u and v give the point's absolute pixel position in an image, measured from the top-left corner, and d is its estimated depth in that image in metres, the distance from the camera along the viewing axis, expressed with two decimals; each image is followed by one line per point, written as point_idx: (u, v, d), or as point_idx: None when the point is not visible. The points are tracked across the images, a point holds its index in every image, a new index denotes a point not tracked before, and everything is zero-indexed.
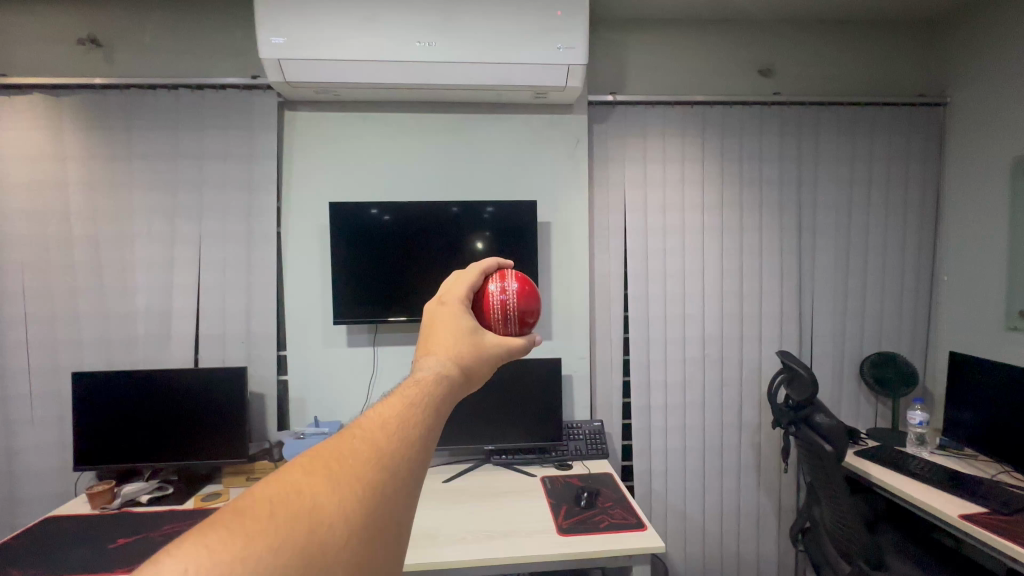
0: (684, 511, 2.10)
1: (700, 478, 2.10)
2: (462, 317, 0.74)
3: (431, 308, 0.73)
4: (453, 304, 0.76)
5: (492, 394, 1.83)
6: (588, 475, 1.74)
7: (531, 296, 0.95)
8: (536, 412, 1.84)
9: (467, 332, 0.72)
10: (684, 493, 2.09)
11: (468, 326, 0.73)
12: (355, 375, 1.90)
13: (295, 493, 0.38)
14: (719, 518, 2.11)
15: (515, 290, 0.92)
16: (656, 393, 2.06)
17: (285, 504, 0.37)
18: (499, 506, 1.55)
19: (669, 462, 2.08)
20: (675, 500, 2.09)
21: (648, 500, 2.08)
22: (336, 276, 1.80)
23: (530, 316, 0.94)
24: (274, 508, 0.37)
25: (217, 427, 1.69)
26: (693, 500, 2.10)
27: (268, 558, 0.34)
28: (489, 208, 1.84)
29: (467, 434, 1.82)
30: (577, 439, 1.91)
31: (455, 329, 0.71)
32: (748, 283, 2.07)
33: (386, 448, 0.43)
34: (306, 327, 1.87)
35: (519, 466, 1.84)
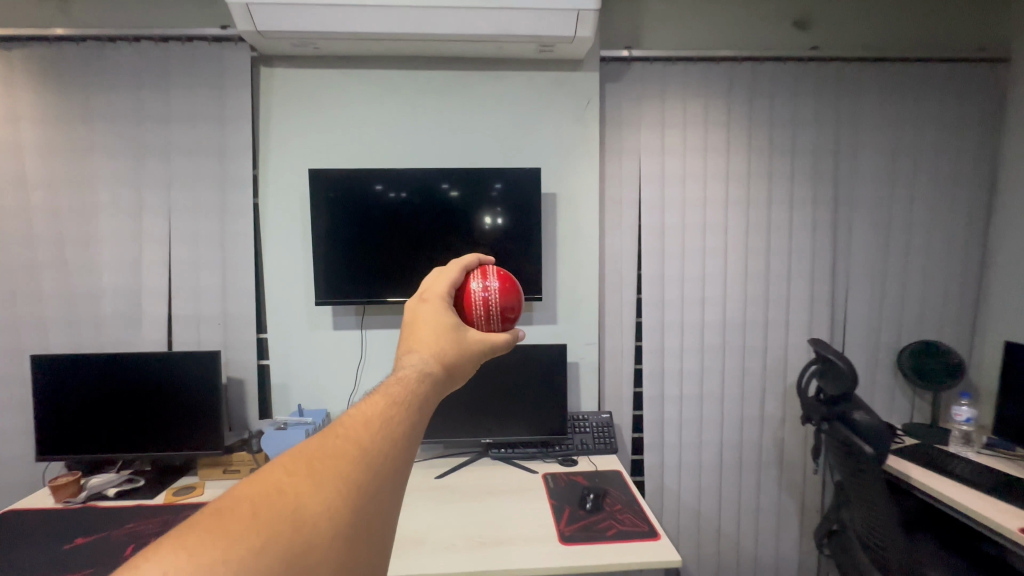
0: (698, 508, 1.94)
1: (716, 474, 1.94)
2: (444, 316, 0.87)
3: (414, 307, 0.86)
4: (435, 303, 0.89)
5: (489, 382, 1.67)
6: (595, 472, 1.59)
7: (511, 294, 1.11)
8: (538, 403, 1.68)
9: (448, 329, 0.86)
10: (698, 490, 1.94)
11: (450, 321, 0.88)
12: (342, 360, 1.76)
13: (276, 495, 0.39)
14: (735, 517, 1.95)
15: (495, 289, 1.06)
16: (670, 383, 1.89)
17: (266, 506, 0.38)
18: (495, 508, 1.39)
19: (683, 456, 1.92)
20: (689, 498, 1.94)
21: (659, 496, 1.93)
22: (320, 253, 1.64)
23: (508, 308, 1.10)
24: (256, 511, 0.38)
25: (190, 416, 1.56)
26: (708, 497, 1.94)
27: (248, 563, 0.35)
28: (498, 184, 1.64)
29: (463, 426, 1.67)
30: (583, 431, 1.76)
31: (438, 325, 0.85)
32: (775, 263, 1.87)
33: (372, 442, 0.44)
34: (288, 308, 1.72)
35: (519, 461, 1.68)
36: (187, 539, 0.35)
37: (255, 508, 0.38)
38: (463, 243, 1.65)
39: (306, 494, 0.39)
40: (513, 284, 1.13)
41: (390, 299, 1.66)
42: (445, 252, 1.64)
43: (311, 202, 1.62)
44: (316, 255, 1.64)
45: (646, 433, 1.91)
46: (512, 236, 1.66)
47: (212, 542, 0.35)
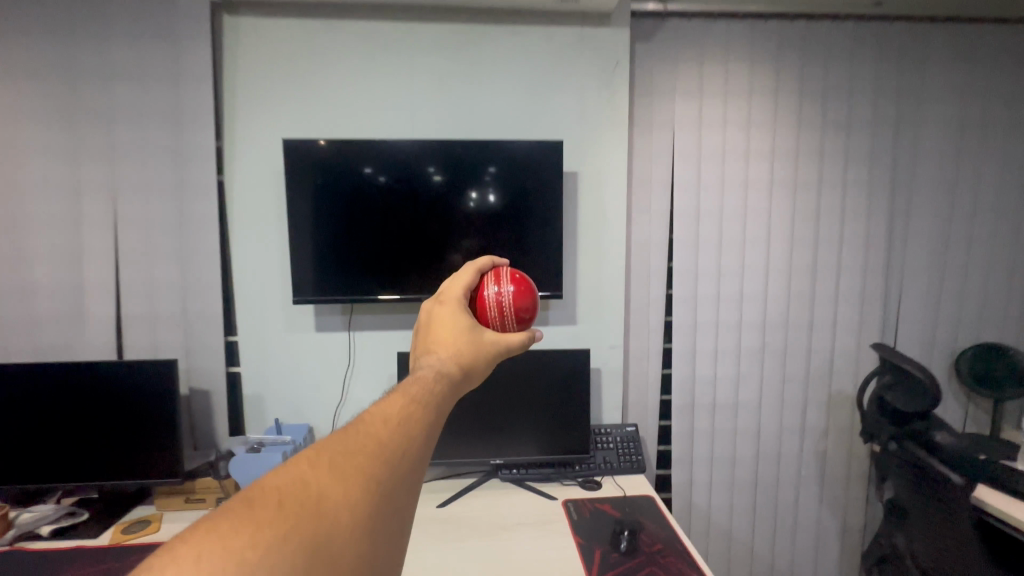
0: (730, 530, 1.73)
1: (750, 492, 1.73)
2: (459, 319, 0.82)
3: (435, 309, 0.85)
4: (449, 306, 0.84)
5: (499, 394, 1.44)
6: (624, 500, 1.37)
7: (526, 292, 0.99)
8: (557, 417, 1.45)
9: (462, 332, 0.81)
10: (730, 510, 1.73)
11: (466, 325, 0.83)
12: (327, 367, 1.51)
13: (302, 488, 0.43)
14: (771, 539, 1.75)
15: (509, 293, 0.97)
16: (702, 390, 1.67)
17: (292, 498, 0.42)
18: (511, 550, 1.16)
19: (714, 472, 1.71)
20: (720, 518, 1.73)
21: (687, 517, 1.72)
22: (298, 242, 1.38)
23: (525, 314, 0.99)
24: (285, 500, 0.42)
25: (142, 437, 1.30)
26: (741, 517, 1.73)
27: (276, 546, 0.38)
28: (490, 169, 1.40)
29: (469, 444, 1.44)
30: (606, 448, 1.53)
31: (452, 330, 0.81)
32: (823, 255, 1.64)
33: (390, 442, 0.48)
34: (262, 306, 1.46)
35: (533, 483, 1.46)
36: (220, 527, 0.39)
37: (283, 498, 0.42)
38: (470, 231, 1.40)
39: (328, 487, 0.43)
40: (529, 284, 1.02)
41: (383, 297, 1.40)
42: (448, 241, 1.40)
43: (286, 180, 1.35)
44: (294, 244, 1.38)
45: (673, 447, 1.69)
46: (527, 222, 1.42)
47: (246, 529, 0.39)
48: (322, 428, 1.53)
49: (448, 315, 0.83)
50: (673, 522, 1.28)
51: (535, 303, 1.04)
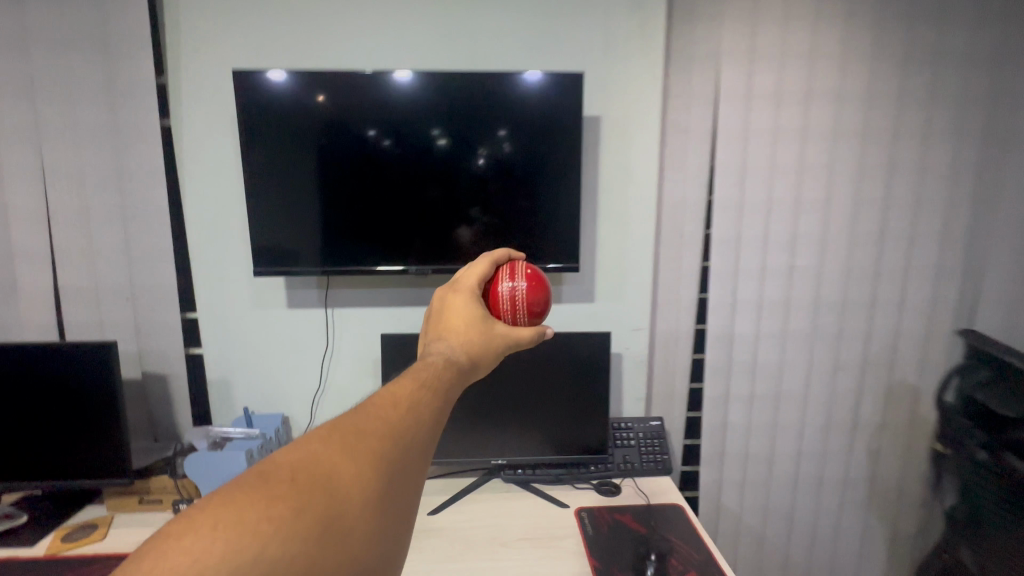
0: (763, 534, 1.53)
1: (789, 493, 1.51)
2: (473, 307, 0.73)
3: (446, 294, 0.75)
4: (464, 293, 0.75)
5: (502, 383, 1.23)
6: (648, 510, 1.16)
7: (541, 288, 0.90)
8: (574, 411, 1.25)
9: (475, 323, 0.71)
10: (764, 513, 1.52)
11: (480, 317, 0.73)
12: (302, 348, 1.30)
13: (314, 465, 0.45)
14: (809, 545, 1.54)
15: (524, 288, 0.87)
16: (739, 379, 1.43)
17: (305, 474, 0.44)
18: None
19: (748, 471, 1.50)
20: (752, 520, 1.52)
21: (714, 520, 1.52)
22: (273, 210, 1.17)
23: (538, 315, 0.88)
24: (298, 478, 0.43)
25: (84, 431, 1.11)
26: (776, 521, 1.53)
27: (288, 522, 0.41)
28: (503, 131, 1.16)
29: (469, 439, 1.25)
30: (625, 445, 1.33)
31: (465, 319, 0.71)
32: (891, 222, 1.37)
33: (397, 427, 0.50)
34: (224, 278, 1.24)
35: (540, 485, 1.26)
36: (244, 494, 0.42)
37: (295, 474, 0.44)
38: (485, 193, 1.18)
39: (339, 466, 0.45)
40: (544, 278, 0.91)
41: (382, 268, 1.19)
42: (458, 202, 1.18)
43: (243, 130, 1.12)
44: (266, 207, 1.16)
45: (702, 442, 1.47)
46: (538, 180, 1.19)
47: (262, 501, 0.41)
48: (299, 418, 1.33)
49: (461, 303, 0.74)
50: (707, 540, 1.07)
51: (547, 301, 0.91)
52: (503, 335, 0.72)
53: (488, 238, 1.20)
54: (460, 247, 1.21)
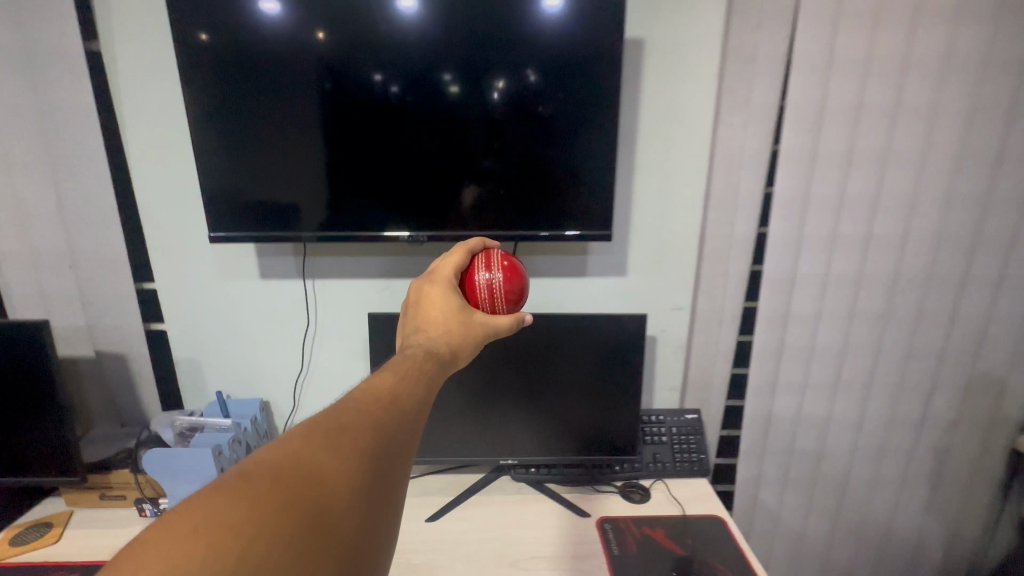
0: (802, 533, 1.37)
1: (837, 490, 1.33)
2: (452, 296, 0.70)
3: (423, 283, 0.72)
4: (444, 281, 0.72)
5: (515, 374, 1.04)
6: (684, 524, 0.99)
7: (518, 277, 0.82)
8: (599, 405, 1.06)
9: (457, 312, 0.68)
10: (806, 511, 1.35)
11: (457, 305, 0.70)
12: (279, 325, 1.11)
13: (298, 462, 0.41)
14: (854, 545, 1.38)
15: (500, 277, 0.79)
16: (791, 366, 1.22)
17: (290, 471, 0.40)
18: None
19: (791, 466, 1.31)
20: (793, 519, 1.36)
21: (749, 517, 1.35)
22: (239, 164, 0.94)
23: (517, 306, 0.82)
24: (281, 476, 0.39)
25: (26, 420, 0.96)
26: (819, 519, 1.36)
27: (277, 528, 0.37)
28: (524, 65, 0.90)
29: (474, 435, 1.07)
30: (656, 443, 1.15)
31: (445, 308, 0.68)
32: (1002, 179, 1.10)
33: (381, 420, 0.48)
34: (184, 242, 1.04)
35: (556, 487, 1.10)
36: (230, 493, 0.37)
37: (278, 473, 0.40)
38: (507, 134, 0.94)
39: (327, 460, 0.42)
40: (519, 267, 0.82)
41: (389, 234, 0.98)
42: (471, 150, 0.94)
43: (180, 61, 0.88)
44: (230, 160, 0.94)
45: (742, 434, 1.28)
46: (562, 122, 0.93)
47: (244, 504, 0.37)
48: (281, 402, 1.17)
49: (440, 291, 0.71)
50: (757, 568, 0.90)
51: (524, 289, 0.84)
52: (486, 324, 0.70)
53: (508, 193, 0.97)
54: (467, 211, 0.98)
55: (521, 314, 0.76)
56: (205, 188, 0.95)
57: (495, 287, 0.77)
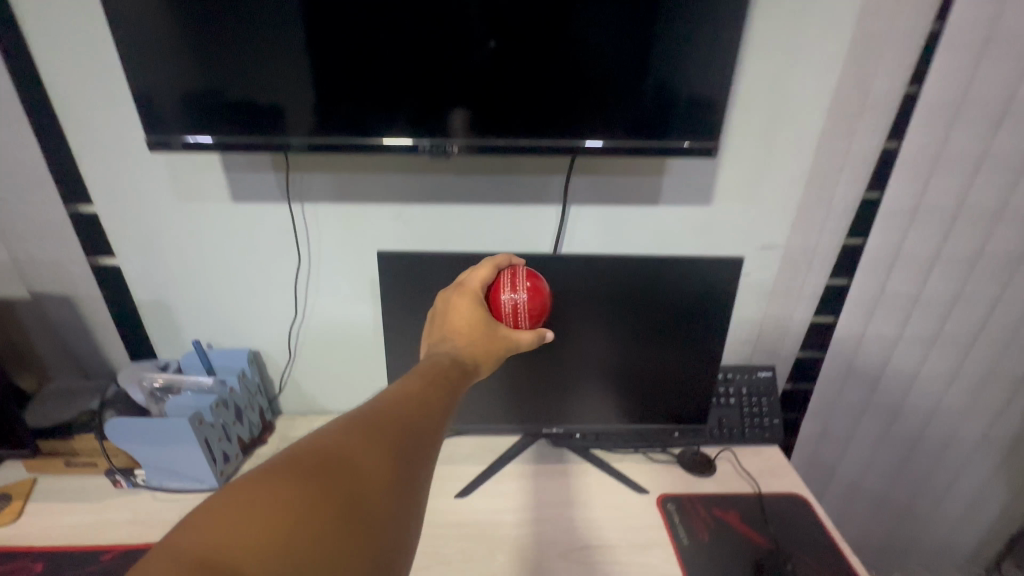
0: (857, 489, 1.25)
1: (905, 450, 1.19)
2: (478, 303, 0.61)
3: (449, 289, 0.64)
4: (470, 295, 0.61)
5: (562, 327, 0.83)
6: (761, 507, 0.83)
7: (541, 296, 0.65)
8: (660, 366, 0.86)
9: (482, 328, 0.57)
10: (867, 468, 1.22)
11: (483, 313, 0.59)
12: (262, 261, 0.88)
13: (330, 458, 0.38)
14: (910, 502, 1.27)
15: (525, 296, 0.63)
16: (887, 317, 1.01)
17: (319, 470, 0.37)
18: None
19: (861, 424, 1.15)
20: (849, 475, 1.23)
21: (802, 469, 1.24)
22: (131, 44, 0.63)
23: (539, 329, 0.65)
24: (312, 474, 0.37)
25: None
26: (878, 477, 1.23)
27: (305, 526, 0.34)
28: None
29: (510, 399, 0.89)
30: (723, 405, 0.96)
31: (470, 316, 0.59)
32: None
33: (413, 422, 0.43)
34: (125, 151, 0.78)
35: (604, 455, 0.94)
36: (261, 486, 0.35)
37: (307, 468, 0.37)
38: (511, 22, 0.64)
39: (355, 461, 0.38)
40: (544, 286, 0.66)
41: (390, 144, 0.70)
42: (463, 37, 0.64)
43: None
44: (137, 56, 0.64)
45: (813, 389, 1.12)
46: None
47: (273, 499, 0.35)
48: (273, 352, 0.96)
49: (465, 297, 0.62)
50: (855, 565, 0.75)
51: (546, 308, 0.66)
52: (512, 342, 0.58)
53: (536, 94, 0.68)
54: (454, 134, 0.70)
55: (544, 331, 0.62)
56: (157, 104, 0.67)
57: (520, 305, 0.62)
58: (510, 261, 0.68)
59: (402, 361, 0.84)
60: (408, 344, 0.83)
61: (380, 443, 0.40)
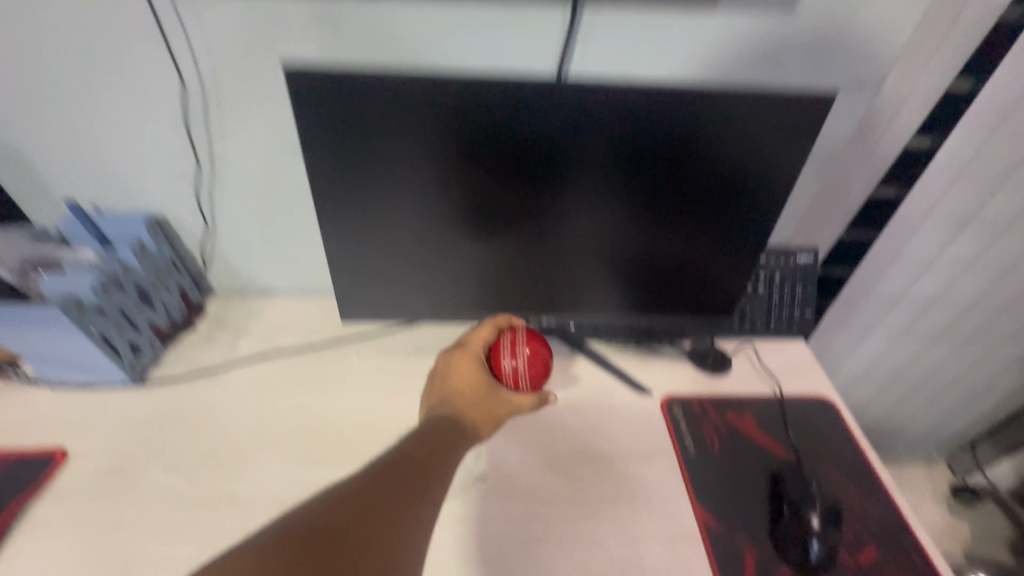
0: (884, 385, 1.11)
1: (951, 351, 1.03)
2: (479, 369, 0.60)
3: (452, 349, 0.63)
4: (471, 358, 0.61)
5: (568, 193, 0.61)
6: (783, 409, 0.72)
7: (543, 360, 0.61)
8: (687, 253, 0.68)
9: (483, 394, 0.59)
10: (901, 365, 1.07)
11: (483, 382, 0.60)
12: (136, 85, 0.62)
13: (336, 526, 0.37)
14: (935, 401, 1.15)
15: (526, 362, 0.60)
16: (972, 190, 0.80)
17: (327, 535, 0.36)
18: (561, 523, 0.59)
19: (908, 316, 0.98)
20: (876, 373, 1.09)
21: (830, 358, 1.08)
22: None
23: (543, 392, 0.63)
24: (321, 539, 0.36)
25: None
26: (910, 376, 1.09)
27: None
28: None
29: (493, 284, 0.69)
30: (751, 293, 0.79)
31: (468, 388, 0.59)
32: None
33: (415, 487, 0.45)
34: None
35: (605, 349, 0.79)
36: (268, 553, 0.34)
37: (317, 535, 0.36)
38: None
39: (362, 528, 0.38)
40: (545, 348, 0.61)
41: None
42: None
43: None
44: None
45: (860, 269, 0.93)
46: None
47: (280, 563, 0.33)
48: (183, 218, 0.74)
49: (467, 361, 0.61)
50: (888, 484, 0.64)
51: (547, 370, 0.62)
52: (510, 408, 0.60)
53: None
54: None
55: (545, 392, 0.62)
56: None
57: (521, 373, 0.60)
58: (512, 320, 0.65)
59: (347, 230, 0.63)
60: (353, 208, 0.61)
61: (380, 510, 0.41)
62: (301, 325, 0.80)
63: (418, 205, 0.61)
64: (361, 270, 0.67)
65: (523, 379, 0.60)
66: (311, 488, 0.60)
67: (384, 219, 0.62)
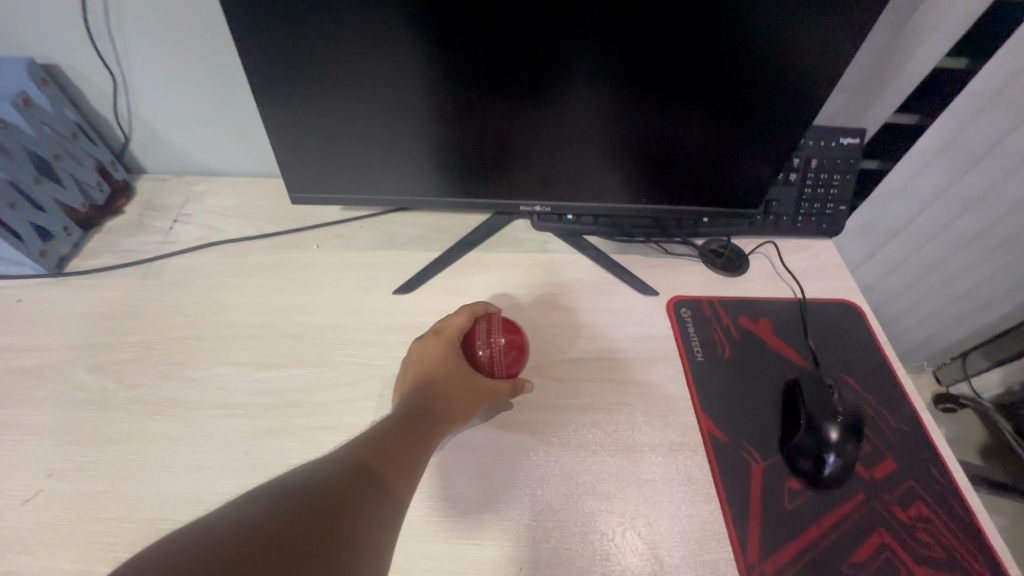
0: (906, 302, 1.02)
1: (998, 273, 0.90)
2: (451, 355, 0.50)
3: (418, 342, 0.52)
4: (443, 343, 0.50)
5: (573, 32, 0.46)
6: (804, 313, 0.64)
7: (521, 346, 0.51)
8: (718, 129, 0.54)
9: (460, 379, 0.48)
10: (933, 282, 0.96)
11: (455, 369, 0.49)
12: None
13: (337, 494, 0.30)
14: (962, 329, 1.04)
15: (501, 348, 0.50)
16: None
17: (330, 504, 0.29)
18: (547, 433, 0.52)
19: (958, 227, 0.85)
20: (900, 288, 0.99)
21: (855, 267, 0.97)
22: None
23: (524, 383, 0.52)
24: (324, 506, 0.29)
25: None
26: (940, 295, 0.98)
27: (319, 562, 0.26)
28: None
29: (475, 159, 0.56)
30: (780, 182, 0.67)
31: (438, 374, 0.48)
32: None
33: (403, 469, 0.37)
34: None
35: (606, 242, 0.70)
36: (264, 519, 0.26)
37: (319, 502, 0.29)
38: None
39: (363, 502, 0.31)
40: (523, 334, 0.52)
41: None
42: None
43: None
44: None
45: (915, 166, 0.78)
46: None
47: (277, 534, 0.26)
48: (83, 72, 0.60)
49: (436, 350, 0.50)
50: (908, 390, 0.58)
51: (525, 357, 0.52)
52: (488, 396, 0.49)
53: None
54: None
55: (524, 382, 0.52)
56: None
57: (497, 358, 0.50)
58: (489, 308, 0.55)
59: (285, 80, 0.49)
60: (286, 50, 0.47)
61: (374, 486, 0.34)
62: (250, 210, 0.68)
63: (374, 42, 0.46)
64: (309, 140, 0.54)
65: (499, 368, 0.50)
66: (262, 391, 0.52)
67: (330, 63, 0.47)
